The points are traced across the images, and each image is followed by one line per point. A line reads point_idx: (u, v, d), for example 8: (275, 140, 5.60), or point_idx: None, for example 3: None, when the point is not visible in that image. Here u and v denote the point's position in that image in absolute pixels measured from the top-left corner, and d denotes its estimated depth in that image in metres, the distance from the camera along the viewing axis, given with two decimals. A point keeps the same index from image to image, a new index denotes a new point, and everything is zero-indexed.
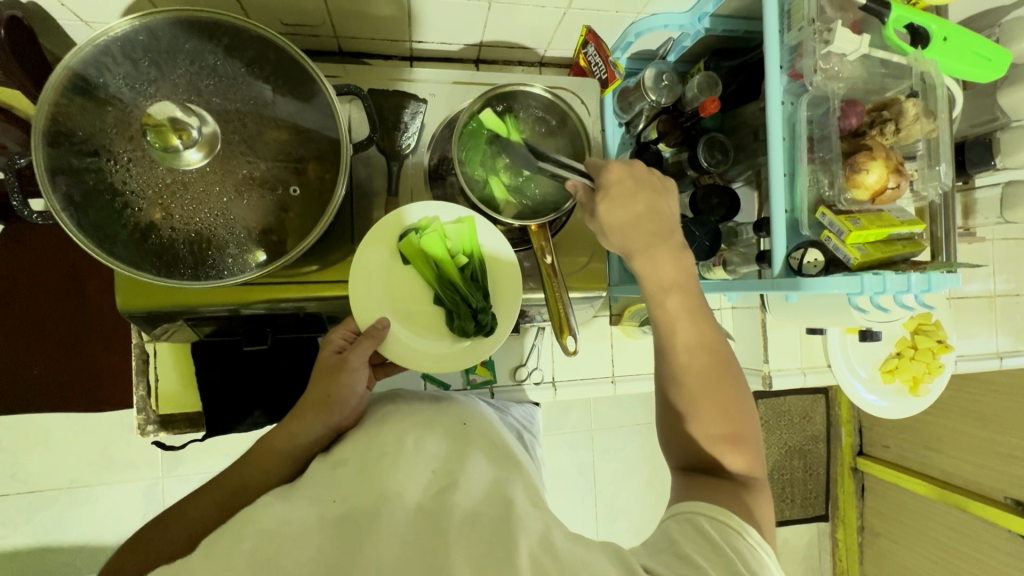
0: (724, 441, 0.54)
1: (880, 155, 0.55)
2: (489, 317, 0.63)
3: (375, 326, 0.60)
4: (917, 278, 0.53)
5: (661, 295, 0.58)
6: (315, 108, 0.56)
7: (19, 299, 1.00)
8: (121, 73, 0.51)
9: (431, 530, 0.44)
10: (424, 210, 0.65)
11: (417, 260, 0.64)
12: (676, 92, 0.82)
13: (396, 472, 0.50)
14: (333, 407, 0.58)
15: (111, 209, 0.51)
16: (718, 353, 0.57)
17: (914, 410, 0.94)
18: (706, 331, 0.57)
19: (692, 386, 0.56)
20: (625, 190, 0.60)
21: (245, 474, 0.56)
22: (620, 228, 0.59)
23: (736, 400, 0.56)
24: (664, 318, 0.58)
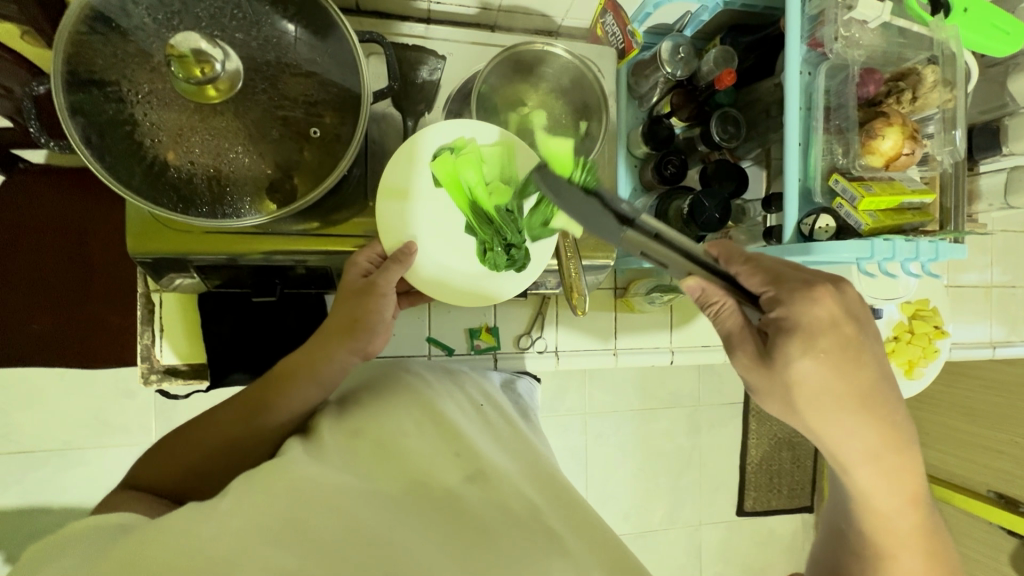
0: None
1: (896, 121, 0.56)
2: (521, 250, 0.65)
3: (404, 250, 0.61)
4: (927, 245, 0.54)
5: (890, 506, 0.51)
6: (335, 52, 0.56)
7: (17, 253, 0.98)
8: (144, 4, 0.51)
9: (463, 520, 0.42)
10: (459, 129, 0.63)
11: (449, 181, 0.63)
12: (692, 66, 0.81)
13: (423, 455, 0.48)
14: (358, 334, 0.60)
15: (130, 141, 0.51)
16: (943, 565, 0.52)
17: (909, 392, 0.95)
18: (931, 537, 0.52)
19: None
20: (839, 343, 0.49)
21: (269, 397, 0.56)
22: (816, 395, 0.50)
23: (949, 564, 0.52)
24: (873, 516, 0.52)
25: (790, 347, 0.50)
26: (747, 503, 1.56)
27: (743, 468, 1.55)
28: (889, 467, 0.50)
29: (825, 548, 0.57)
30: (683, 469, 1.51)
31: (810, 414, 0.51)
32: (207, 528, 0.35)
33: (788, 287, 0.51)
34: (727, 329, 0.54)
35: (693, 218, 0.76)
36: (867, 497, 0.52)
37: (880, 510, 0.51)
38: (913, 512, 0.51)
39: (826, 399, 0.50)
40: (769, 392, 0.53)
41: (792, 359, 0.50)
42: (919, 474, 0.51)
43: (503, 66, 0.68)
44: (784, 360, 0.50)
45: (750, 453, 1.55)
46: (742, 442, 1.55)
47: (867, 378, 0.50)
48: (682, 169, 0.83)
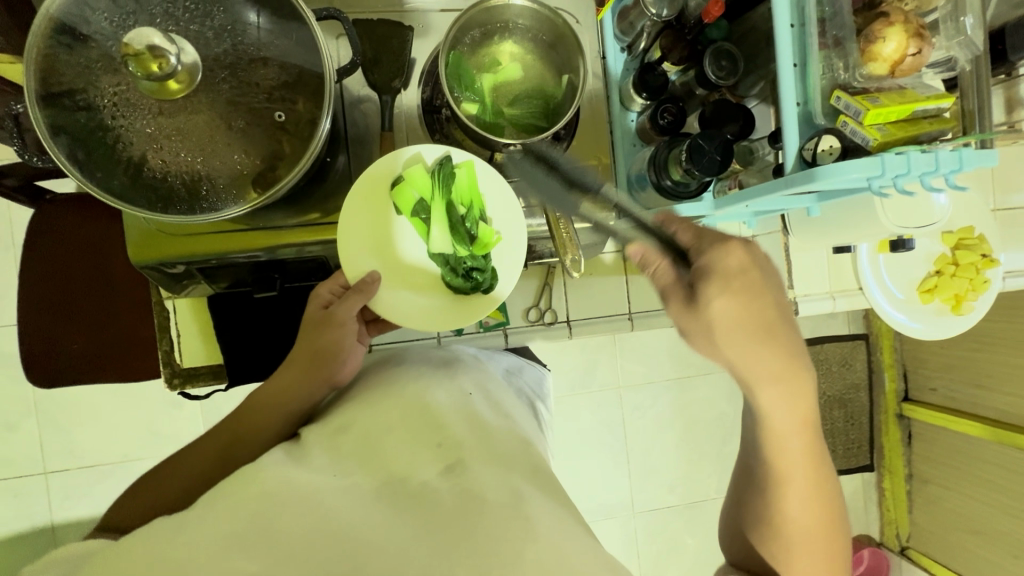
0: (811, 560, 0.52)
1: (897, 19, 0.50)
2: (485, 274, 0.66)
3: (365, 280, 0.63)
4: (947, 155, 0.48)
5: (773, 403, 0.53)
6: (294, 33, 0.55)
7: (52, 278, 1.04)
8: (101, 9, 0.51)
9: (438, 509, 0.41)
10: (416, 153, 0.65)
11: (412, 211, 0.65)
12: (679, 3, 0.76)
13: (402, 450, 0.48)
14: (322, 364, 0.62)
15: (105, 147, 0.52)
16: (828, 491, 0.54)
17: (950, 332, 0.88)
18: (817, 446, 0.54)
19: (797, 537, 0.52)
20: (748, 283, 0.52)
21: (242, 430, 0.58)
22: (733, 333, 0.52)
23: (840, 533, 0.54)
24: (775, 426, 0.53)
25: (709, 288, 0.52)
26: None
27: None
28: (777, 361, 0.52)
29: (748, 500, 0.56)
30: (726, 435, 1.45)
31: (697, 339, 0.54)
32: (186, 536, 0.36)
33: (708, 237, 0.55)
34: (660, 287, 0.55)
35: (694, 163, 0.72)
36: (768, 417, 0.53)
37: (772, 410, 0.53)
38: (805, 435, 0.53)
39: (739, 330, 0.52)
40: (693, 337, 0.55)
41: (710, 299, 0.52)
42: (807, 377, 0.53)
43: (468, 29, 0.66)
44: (697, 299, 0.53)
45: None
46: None
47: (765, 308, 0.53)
48: (681, 116, 0.79)
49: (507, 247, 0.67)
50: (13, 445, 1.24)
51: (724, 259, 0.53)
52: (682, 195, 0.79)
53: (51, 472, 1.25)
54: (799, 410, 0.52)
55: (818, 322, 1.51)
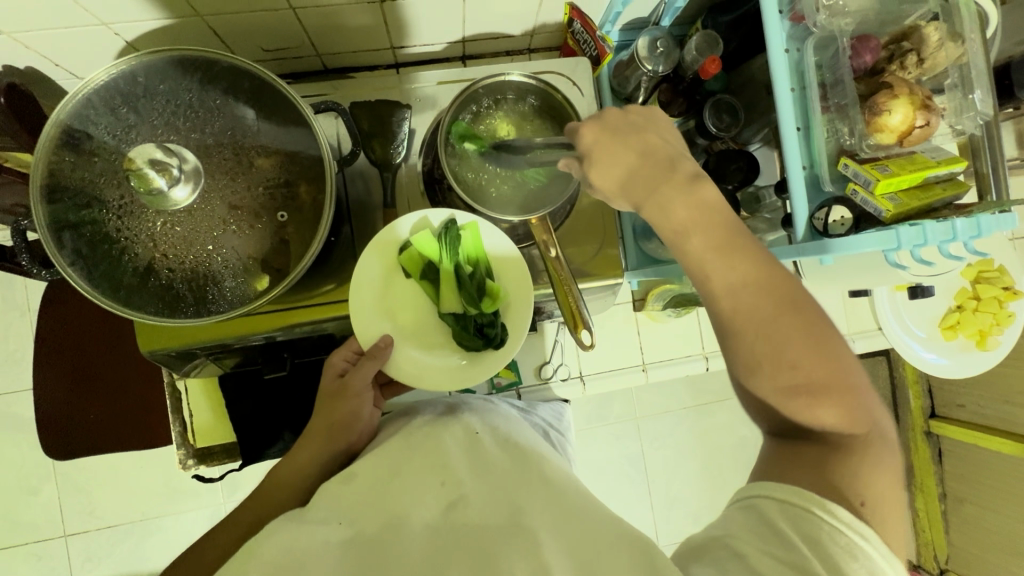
0: (825, 402, 0.42)
1: (902, 91, 0.49)
2: (497, 330, 0.61)
3: (377, 346, 0.59)
4: (964, 223, 0.47)
5: (707, 254, 0.45)
6: (292, 130, 0.55)
7: (68, 349, 1.06)
8: (103, 123, 0.52)
9: (437, 541, 0.43)
10: (419, 216, 0.63)
11: (420, 274, 0.62)
12: (674, 57, 0.76)
13: (405, 491, 0.48)
14: (340, 434, 0.57)
15: (111, 257, 0.53)
16: (813, 320, 0.43)
17: (986, 366, 0.84)
18: (767, 274, 0.43)
19: (766, 345, 0.43)
20: (627, 126, 0.49)
21: (262, 506, 0.54)
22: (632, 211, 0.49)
23: (826, 337, 0.43)
24: (715, 285, 0.44)
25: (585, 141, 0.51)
26: None
27: None
28: (706, 228, 0.45)
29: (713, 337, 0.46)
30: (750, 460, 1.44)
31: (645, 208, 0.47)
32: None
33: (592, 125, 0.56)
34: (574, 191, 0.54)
35: None
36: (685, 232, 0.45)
37: (708, 267, 0.45)
38: (729, 247, 0.44)
39: (632, 165, 0.47)
40: (617, 200, 0.49)
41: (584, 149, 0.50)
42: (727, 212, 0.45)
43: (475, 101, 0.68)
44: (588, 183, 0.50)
45: None
46: None
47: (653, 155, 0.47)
48: None
49: (522, 303, 0.63)
50: (33, 511, 1.24)
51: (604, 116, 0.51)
52: None
53: (70, 535, 1.25)
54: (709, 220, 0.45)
55: None
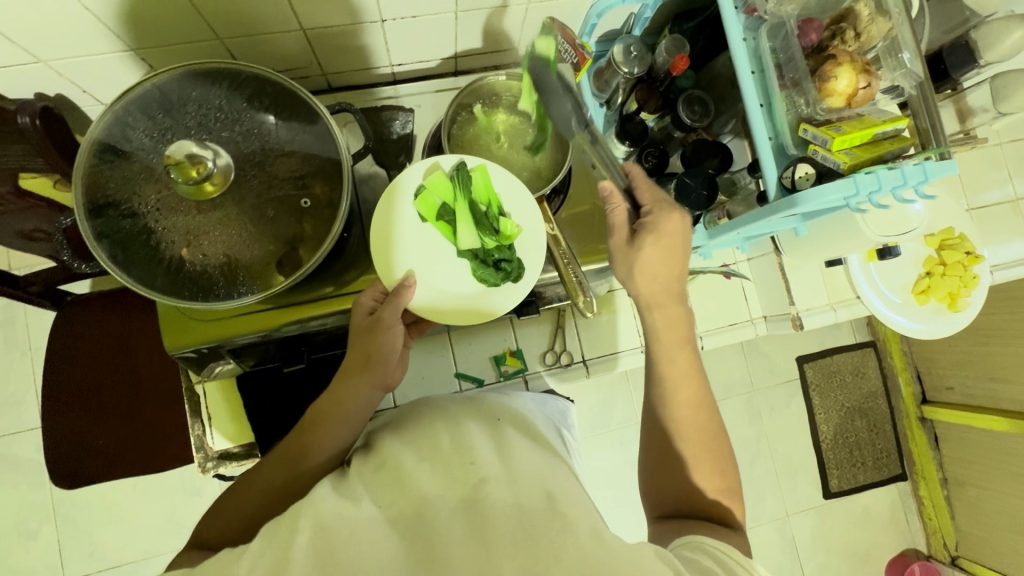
0: (718, 498, 0.58)
1: (845, 60, 0.57)
2: (513, 263, 0.66)
3: (403, 284, 0.62)
4: (912, 169, 0.53)
5: (673, 351, 0.64)
6: (311, 128, 0.61)
7: (76, 376, 1.07)
8: (141, 127, 0.57)
9: (471, 523, 0.43)
10: (429, 163, 0.68)
11: (437, 216, 0.66)
12: (647, 60, 0.84)
13: (429, 474, 0.48)
14: (375, 367, 0.59)
15: (149, 248, 0.57)
16: (717, 436, 0.61)
17: (955, 326, 0.90)
18: (705, 392, 0.62)
19: (686, 437, 0.60)
20: (671, 243, 0.64)
21: (306, 442, 0.56)
22: (650, 273, 0.64)
23: (724, 454, 0.60)
24: (672, 376, 0.62)
25: (645, 238, 0.64)
26: (833, 483, 1.51)
27: (817, 445, 1.52)
28: (676, 328, 0.64)
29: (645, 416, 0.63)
30: (753, 456, 1.47)
31: (652, 315, 0.65)
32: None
33: (658, 202, 0.66)
34: (615, 226, 0.66)
35: (683, 199, 0.77)
36: (659, 336, 0.64)
37: (671, 360, 0.63)
38: (684, 347, 0.64)
39: (653, 277, 0.64)
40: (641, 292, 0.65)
41: (643, 245, 0.63)
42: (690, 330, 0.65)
43: (475, 97, 0.75)
44: (632, 279, 0.65)
45: (821, 429, 1.53)
46: (810, 419, 1.52)
47: (682, 269, 0.65)
48: (663, 158, 0.85)
49: (533, 237, 0.68)
50: (34, 553, 1.22)
51: (667, 220, 0.64)
52: None
53: None
54: (677, 328, 0.64)
55: (824, 334, 1.55)
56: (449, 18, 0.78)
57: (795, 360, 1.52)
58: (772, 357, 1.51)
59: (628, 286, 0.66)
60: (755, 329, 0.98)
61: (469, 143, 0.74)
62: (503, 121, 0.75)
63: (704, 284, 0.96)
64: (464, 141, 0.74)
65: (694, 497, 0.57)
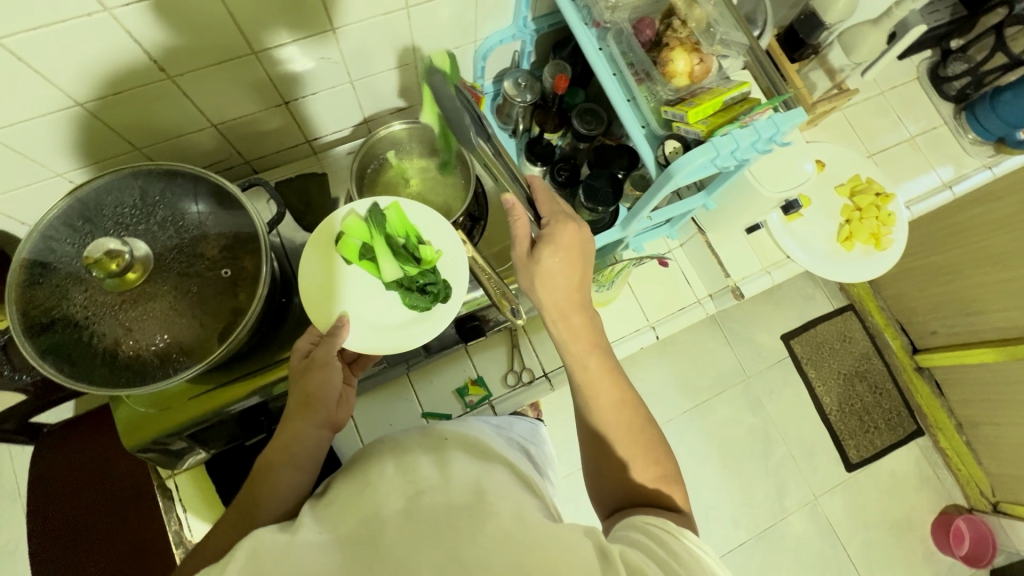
0: (658, 487, 0.53)
1: (677, 45, 0.64)
2: (439, 284, 0.68)
3: (336, 324, 0.64)
4: (764, 123, 0.59)
5: (583, 356, 0.62)
6: (223, 205, 0.66)
7: (56, 507, 1.04)
8: (64, 239, 0.62)
9: (408, 527, 0.41)
10: (346, 210, 0.72)
11: (359, 256, 0.69)
12: (536, 88, 0.92)
13: (373, 490, 0.46)
14: (316, 405, 0.58)
15: (86, 347, 0.60)
16: (647, 427, 0.58)
17: (886, 262, 0.94)
18: (626, 388, 0.60)
19: (614, 432, 0.57)
20: (570, 254, 0.65)
21: (254, 495, 0.52)
22: (550, 280, 0.64)
23: (658, 444, 0.57)
24: (587, 378, 0.61)
25: (542, 248, 0.65)
26: (852, 454, 1.49)
27: (825, 418, 1.51)
28: (583, 334, 0.63)
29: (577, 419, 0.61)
30: (765, 444, 1.46)
31: (559, 325, 0.64)
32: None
33: (558, 214, 0.67)
34: (518, 236, 0.67)
35: (595, 199, 0.82)
36: (566, 346, 0.63)
37: (582, 366, 0.62)
38: (594, 351, 0.62)
39: (554, 284, 0.64)
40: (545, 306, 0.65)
41: (541, 257, 0.64)
42: (599, 330, 0.64)
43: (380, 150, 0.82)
44: (532, 291, 0.66)
45: (824, 401, 1.52)
46: (812, 395, 1.53)
47: (583, 276, 0.66)
48: (574, 169, 0.91)
49: (454, 259, 0.71)
50: None
51: (565, 231, 0.66)
52: (603, 229, 0.87)
53: None
54: (582, 335, 0.63)
55: (801, 309, 1.58)
56: (348, 89, 0.85)
57: (779, 338, 1.54)
58: (754, 341, 1.53)
59: (532, 298, 0.67)
60: (702, 309, 0.99)
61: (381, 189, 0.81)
62: (414, 167, 0.82)
63: (644, 277, 1.00)
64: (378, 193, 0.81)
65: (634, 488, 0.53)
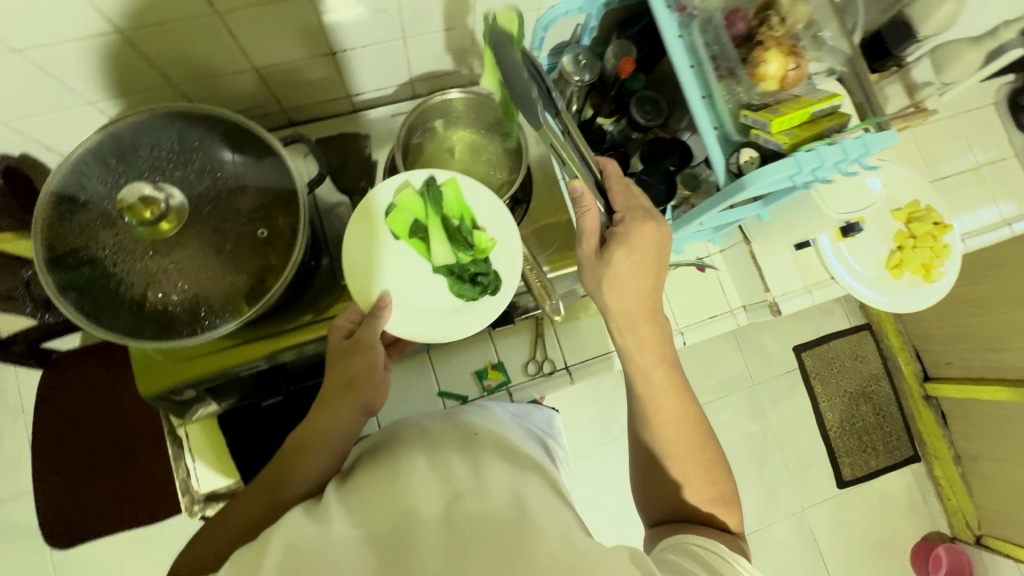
0: (712, 508, 0.56)
1: (772, 44, 0.59)
2: (490, 276, 0.66)
3: (379, 303, 0.63)
4: (852, 144, 0.54)
5: (648, 368, 0.62)
6: (263, 160, 0.62)
7: (57, 437, 1.00)
8: (95, 175, 0.59)
9: (452, 539, 0.41)
10: (398, 180, 0.68)
11: (410, 233, 0.66)
12: (597, 67, 0.86)
13: (410, 485, 0.47)
14: (356, 390, 0.59)
15: (110, 292, 0.58)
16: (708, 448, 0.59)
17: (932, 297, 0.90)
18: (688, 403, 0.60)
19: (678, 454, 0.58)
20: (646, 256, 0.63)
21: (286, 471, 0.55)
22: (619, 280, 0.62)
23: (717, 465, 0.59)
24: (653, 393, 0.60)
25: (615, 248, 0.62)
26: (845, 472, 1.48)
27: (825, 433, 1.49)
28: (653, 352, 0.62)
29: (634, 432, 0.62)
30: (764, 452, 1.45)
31: (624, 335, 0.63)
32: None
33: (634, 209, 0.64)
34: (587, 231, 0.64)
35: None
36: (632, 357, 0.63)
37: (647, 377, 0.61)
38: (662, 367, 0.62)
39: (624, 292, 0.63)
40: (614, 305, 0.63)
41: (614, 257, 0.62)
42: (667, 341, 0.63)
43: (429, 115, 0.77)
44: (601, 290, 0.64)
45: (826, 417, 1.50)
46: (814, 409, 1.50)
47: (655, 281, 0.64)
48: (624, 160, 0.88)
49: (508, 250, 0.68)
50: None
51: (642, 229, 0.63)
52: None
53: None
54: (651, 349, 0.62)
55: (817, 322, 1.52)
56: (399, 46, 0.80)
57: (791, 348, 1.50)
58: (764, 348, 1.49)
59: (596, 296, 0.65)
60: (737, 318, 0.98)
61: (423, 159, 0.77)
62: (461, 138, 0.79)
63: (680, 278, 0.96)
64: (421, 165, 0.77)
65: (693, 509, 0.56)
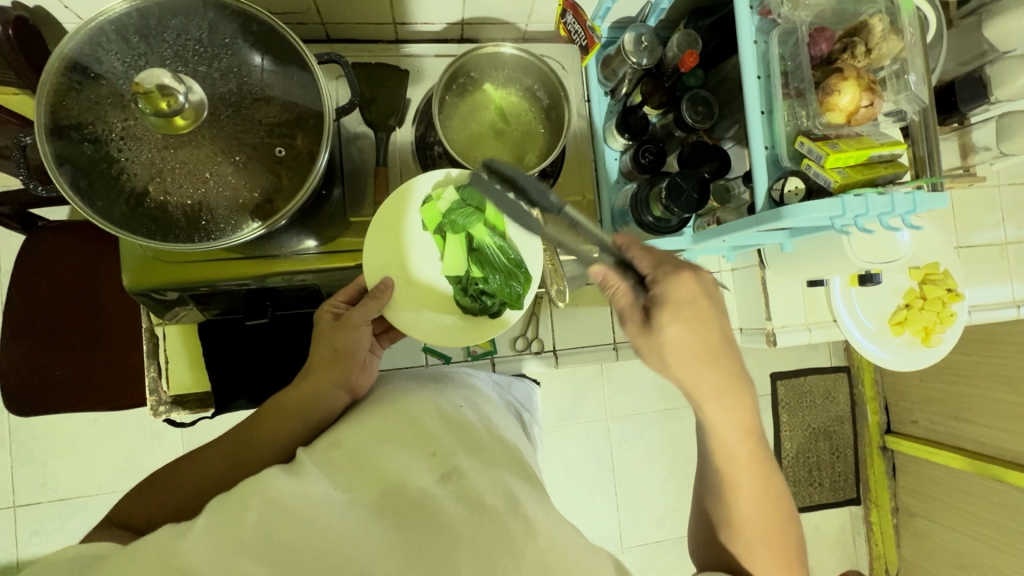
0: None
1: (851, 75, 0.55)
2: (494, 299, 0.68)
3: (380, 286, 0.64)
4: (902, 198, 0.52)
5: (733, 441, 0.59)
6: (297, 77, 0.58)
7: (31, 305, 0.96)
8: (114, 50, 0.55)
9: (430, 511, 0.43)
10: (441, 175, 0.68)
11: (437, 228, 0.68)
12: (657, 53, 0.81)
13: (394, 454, 0.49)
14: (342, 364, 0.60)
15: (111, 177, 0.55)
16: (782, 525, 0.59)
17: (926, 362, 0.90)
18: (771, 478, 0.60)
19: (752, 530, 0.58)
20: (697, 310, 0.57)
21: (257, 432, 0.56)
22: (682, 354, 0.57)
23: (790, 544, 0.59)
24: (729, 463, 0.59)
25: (663, 314, 0.57)
26: None
27: (780, 462, 1.51)
28: (737, 421, 0.59)
29: (707, 499, 0.62)
30: None
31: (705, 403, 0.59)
32: (191, 549, 0.37)
33: (664, 266, 0.59)
34: (621, 307, 0.60)
35: (672, 200, 0.74)
36: (715, 429, 0.59)
37: (728, 449, 0.59)
38: (745, 437, 0.59)
39: (689, 354, 0.57)
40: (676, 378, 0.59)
41: (663, 326, 0.57)
42: (752, 413, 0.59)
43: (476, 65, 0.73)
44: (663, 364, 0.59)
45: (784, 446, 1.52)
46: (775, 436, 1.52)
47: (716, 338, 0.59)
48: (661, 156, 0.83)
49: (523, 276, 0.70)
50: None
51: (680, 287, 0.58)
52: (665, 230, 0.81)
53: (20, 506, 1.19)
54: (735, 417, 0.58)
55: (801, 354, 1.52)
56: None
57: (768, 375, 1.50)
58: (745, 369, 1.49)
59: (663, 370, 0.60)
60: (730, 339, 0.99)
61: (460, 108, 0.72)
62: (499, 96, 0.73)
63: None
64: (457, 112, 0.72)
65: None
